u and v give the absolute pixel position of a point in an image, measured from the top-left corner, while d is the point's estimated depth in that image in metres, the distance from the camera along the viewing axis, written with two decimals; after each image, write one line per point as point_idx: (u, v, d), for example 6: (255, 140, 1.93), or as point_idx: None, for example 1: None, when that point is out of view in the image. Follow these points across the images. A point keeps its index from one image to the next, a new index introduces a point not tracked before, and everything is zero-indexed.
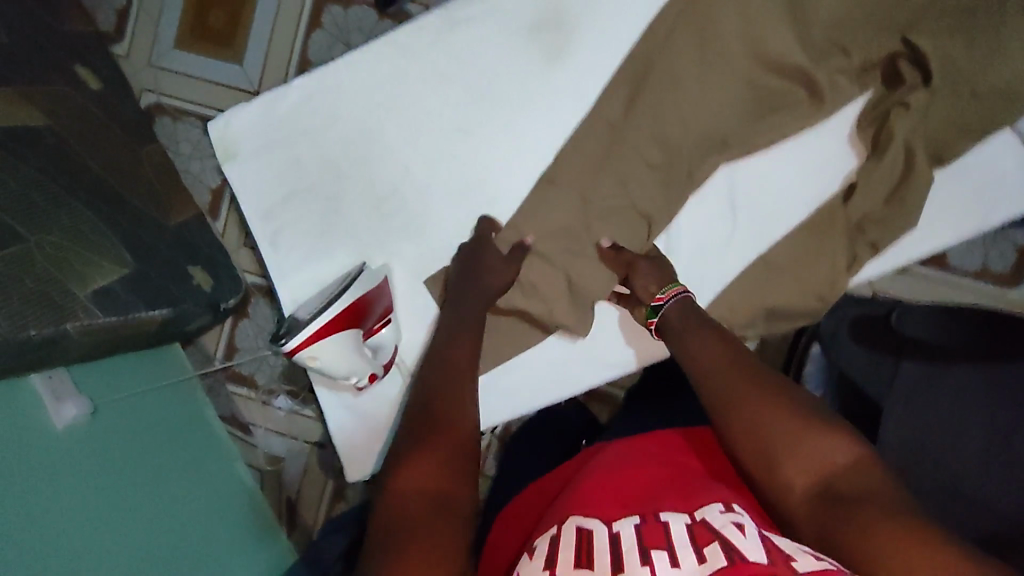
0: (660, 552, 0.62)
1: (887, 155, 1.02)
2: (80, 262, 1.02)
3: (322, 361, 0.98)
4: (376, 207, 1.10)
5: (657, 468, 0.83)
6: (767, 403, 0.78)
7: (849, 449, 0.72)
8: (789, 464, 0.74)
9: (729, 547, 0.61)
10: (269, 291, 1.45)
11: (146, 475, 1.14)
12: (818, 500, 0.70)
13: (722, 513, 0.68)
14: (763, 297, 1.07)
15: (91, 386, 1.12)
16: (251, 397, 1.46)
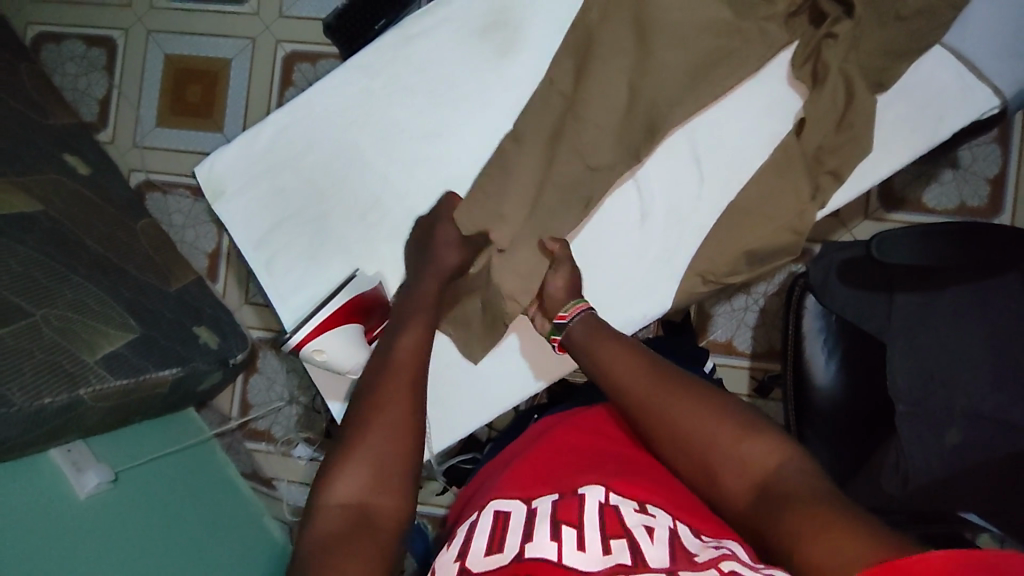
0: (569, 530, 0.53)
1: (832, 79, 0.83)
2: (88, 331, 1.05)
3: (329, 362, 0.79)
4: (373, 233, 0.85)
5: (609, 451, 0.69)
6: (687, 410, 0.66)
7: (773, 450, 0.61)
8: (725, 474, 0.62)
9: (633, 543, 0.51)
10: (275, 342, 1.47)
11: (173, 536, 1.12)
12: (748, 502, 0.59)
13: (637, 511, 0.56)
14: (729, 245, 0.85)
15: (111, 455, 1.13)
16: (270, 451, 1.48)
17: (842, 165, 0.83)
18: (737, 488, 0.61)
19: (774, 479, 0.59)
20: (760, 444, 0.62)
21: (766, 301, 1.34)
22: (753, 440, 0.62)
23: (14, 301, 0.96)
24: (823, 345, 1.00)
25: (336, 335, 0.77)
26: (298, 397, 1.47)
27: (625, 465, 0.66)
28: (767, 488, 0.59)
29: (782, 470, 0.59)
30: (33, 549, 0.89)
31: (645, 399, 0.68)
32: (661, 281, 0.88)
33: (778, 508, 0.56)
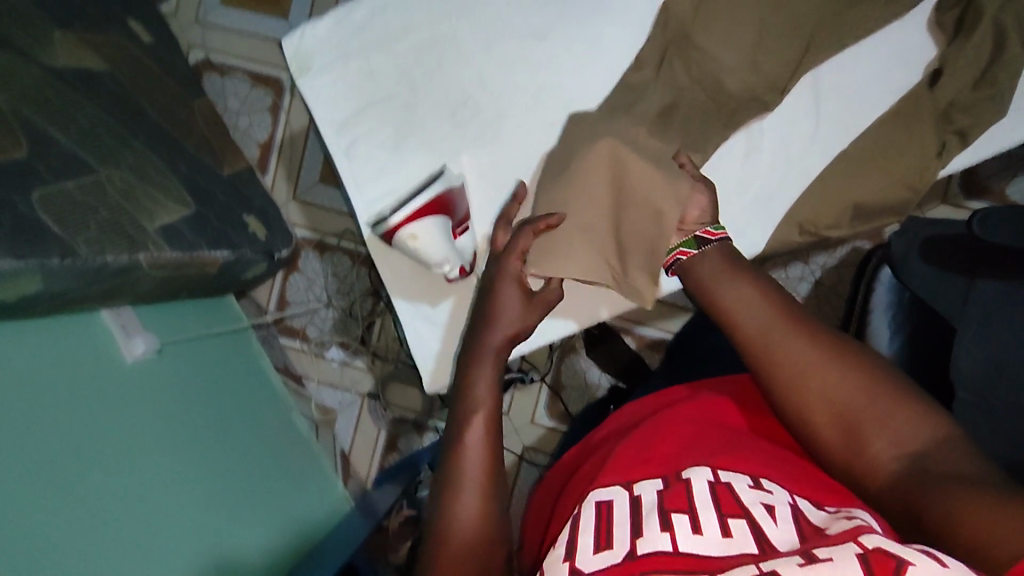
0: (681, 515, 0.50)
1: (977, 36, 0.77)
2: (146, 198, 1.04)
3: (419, 237, 0.74)
4: (462, 133, 0.82)
5: (726, 431, 0.64)
6: (826, 373, 0.59)
7: (933, 427, 0.54)
8: (872, 446, 0.56)
9: (754, 525, 0.49)
10: (319, 245, 1.46)
11: (211, 423, 1.13)
12: (897, 482, 0.54)
13: (752, 487, 0.54)
14: (840, 195, 0.80)
15: (156, 328, 1.13)
16: (303, 349, 1.48)
17: (975, 125, 0.77)
18: (885, 465, 0.55)
19: (933, 457, 0.53)
20: (918, 419, 0.55)
21: (823, 273, 1.31)
22: (910, 415, 0.55)
23: (79, 156, 0.95)
24: (890, 320, 0.93)
25: (431, 220, 0.74)
26: (336, 301, 1.45)
27: (737, 440, 0.62)
28: (925, 468, 0.53)
29: (942, 448, 0.53)
30: (83, 402, 0.90)
31: (784, 349, 0.61)
32: (755, 223, 0.83)
33: (937, 492, 0.51)
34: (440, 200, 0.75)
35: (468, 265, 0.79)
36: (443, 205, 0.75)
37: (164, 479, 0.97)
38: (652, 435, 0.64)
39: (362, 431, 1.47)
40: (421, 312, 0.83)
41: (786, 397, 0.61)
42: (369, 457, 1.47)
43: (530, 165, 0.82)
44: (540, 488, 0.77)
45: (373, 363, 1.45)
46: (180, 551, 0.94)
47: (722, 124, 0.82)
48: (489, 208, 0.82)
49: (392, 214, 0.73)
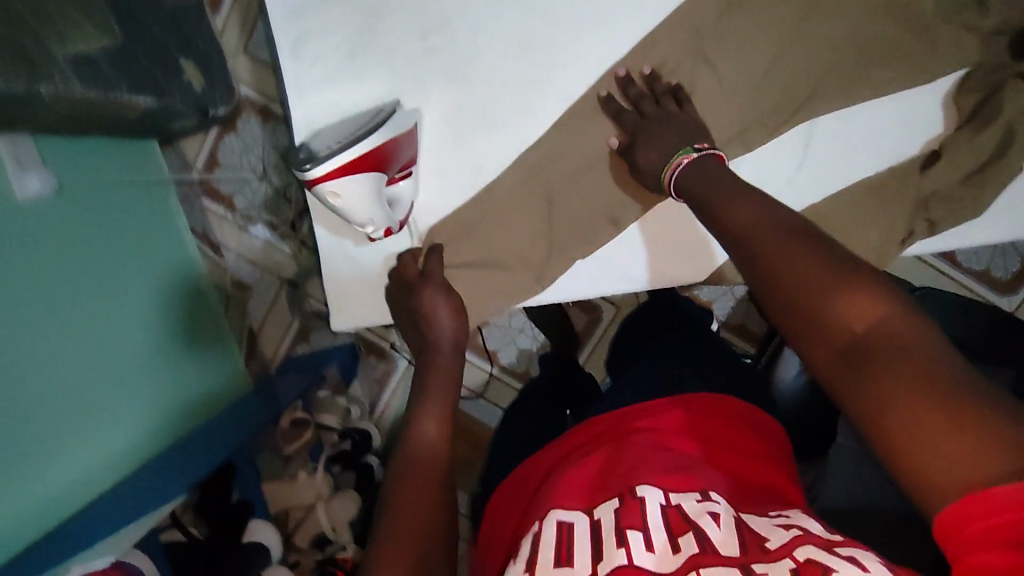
0: (635, 533, 0.51)
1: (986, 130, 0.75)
2: (61, 18, 0.88)
3: (347, 199, 0.68)
4: (434, 59, 0.74)
5: (678, 447, 0.64)
6: (795, 258, 0.54)
7: (888, 306, 0.49)
8: (815, 321, 0.52)
9: (701, 537, 0.50)
10: (264, 111, 1.32)
11: (107, 282, 1.06)
12: (836, 352, 0.50)
13: (699, 501, 0.54)
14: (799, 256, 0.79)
15: (59, 166, 1.01)
16: (226, 218, 1.38)
17: (945, 219, 0.77)
18: (824, 339, 0.51)
19: (877, 342, 0.48)
20: (875, 300, 0.50)
21: None
22: (868, 293, 0.50)
23: None
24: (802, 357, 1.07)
25: (360, 178, 0.67)
26: (271, 177, 1.34)
27: (695, 455, 0.64)
28: (862, 347, 0.48)
29: (887, 331, 0.48)
30: None
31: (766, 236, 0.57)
32: (701, 248, 0.80)
33: (876, 374, 0.47)
34: (380, 150, 0.68)
35: (396, 228, 0.76)
36: (379, 157, 0.68)
37: (51, 332, 0.92)
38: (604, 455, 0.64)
39: (274, 314, 1.43)
40: (342, 246, 0.79)
41: (754, 275, 0.57)
42: (279, 340, 1.44)
43: (494, 121, 0.76)
44: (494, 499, 0.73)
45: (298, 251, 1.37)
46: (53, 413, 0.90)
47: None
48: (441, 157, 0.77)
49: (314, 167, 0.65)
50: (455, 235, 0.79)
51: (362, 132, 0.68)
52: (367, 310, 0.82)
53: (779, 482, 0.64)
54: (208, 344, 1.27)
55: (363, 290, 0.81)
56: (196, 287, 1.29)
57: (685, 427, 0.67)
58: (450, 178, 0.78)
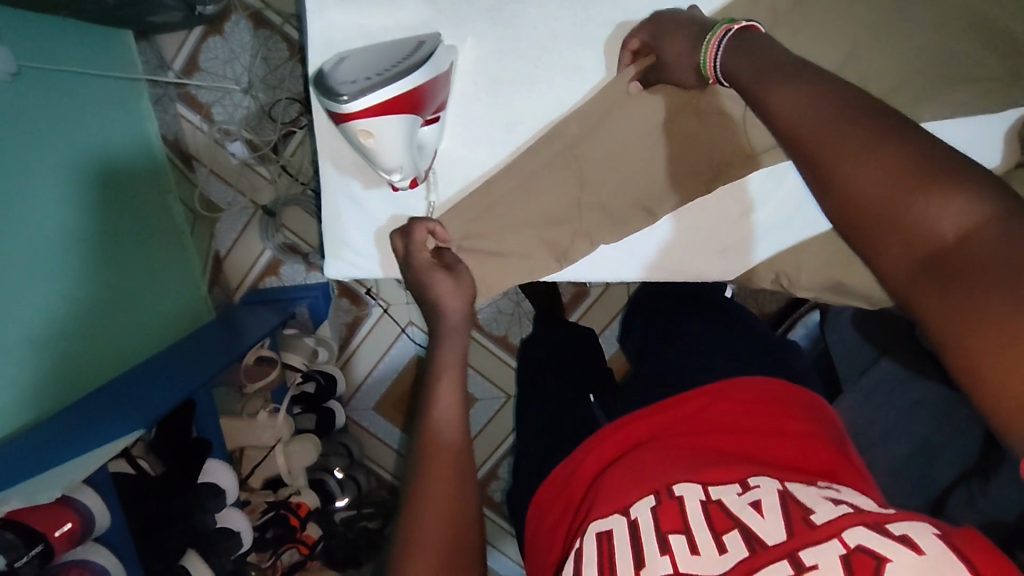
0: (678, 536, 0.49)
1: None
2: None
3: (378, 141, 0.68)
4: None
5: (710, 441, 0.60)
6: (856, 145, 0.42)
7: (974, 201, 0.37)
8: (879, 235, 0.40)
9: (747, 533, 0.47)
10: (257, 17, 1.18)
11: (62, 183, 0.94)
12: (915, 264, 0.39)
13: (741, 492, 0.51)
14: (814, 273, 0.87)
15: (15, 42, 0.87)
16: (201, 129, 1.26)
17: None
18: (894, 259, 0.40)
19: (960, 254, 0.37)
20: (957, 197, 0.38)
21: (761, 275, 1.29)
22: (947, 188, 0.38)
23: None
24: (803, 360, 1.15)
25: (398, 118, 0.67)
26: (256, 92, 1.23)
27: (736, 447, 0.59)
28: (943, 263, 0.37)
29: (976, 237, 0.37)
30: None
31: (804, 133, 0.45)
32: (728, 254, 0.86)
33: (963, 297, 0.36)
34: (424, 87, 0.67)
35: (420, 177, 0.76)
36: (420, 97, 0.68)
37: (8, 235, 0.82)
38: (632, 458, 0.60)
39: (246, 241, 1.34)
40: (350, 192, 0.80)
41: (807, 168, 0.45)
42: (248, 268, 1.36)
43: (532, 81, 0.78)
44: (539, 494, 0.70)
45: (278, 177, 1.28)
46: None
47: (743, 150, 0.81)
48: (473, 103, 0.79)
49: (356, 98, 0.64)
50: (489, 205, 0.82)
51: (401, 68, 0.66)
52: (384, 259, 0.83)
53: (832, 451, 0.59)
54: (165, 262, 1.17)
55: (367, 242, 0.82)
56: (162, 203, 1.18)
57: (729, 419, 0.63)
58: (475, 129, 0.80)
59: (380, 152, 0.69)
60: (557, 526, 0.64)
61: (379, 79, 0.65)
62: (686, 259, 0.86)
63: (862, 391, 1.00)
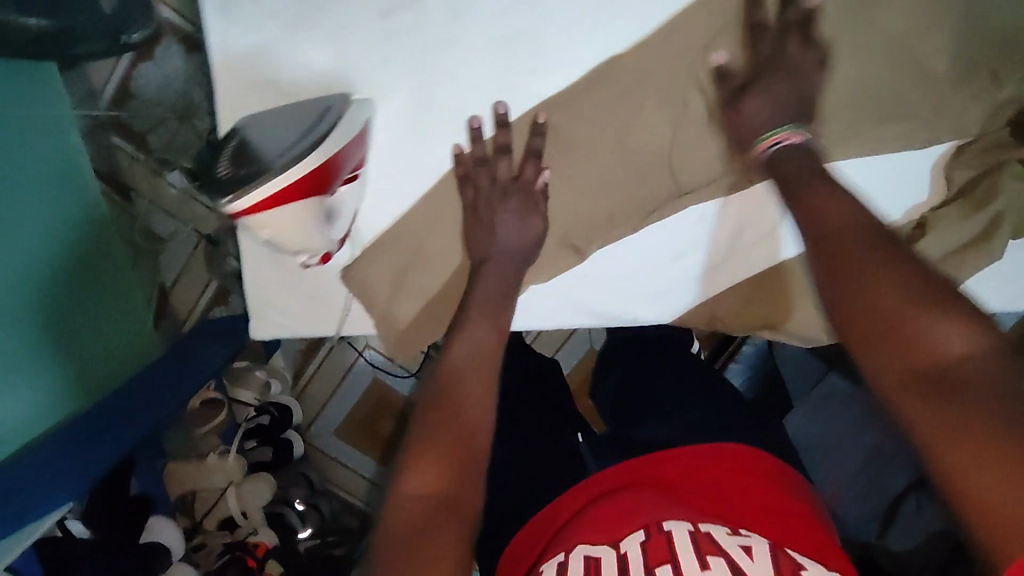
0: (663, 567, 0.55)
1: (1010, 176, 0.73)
2: None
3: (274, 230, 0.66)
4: (423, 40, 0.70)
5: (711, 496, 0.69)
6: (878, 266, 0.53)
7: (972, 333, 0.47)
8: (876, 341, 0.51)
9: (731, 561, 0.55)
10: (189, 41, 1.13)
11: None
12: (916, 375, 0.48)
13: (730, 534, 0.60)
14: (731, 313, 0.83)
15: None
16: (138, 159, 1.20)
17: None
18: (886, 359, 0.50)
19: (959, 372, 0.46)
20: (963, 329, 0.48)
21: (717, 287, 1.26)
22: (947, 315, 0.48)
23: None
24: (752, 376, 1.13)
25: (293, 207, 0.64)
26: (193, 118, 1.17)
27: (727, 504, 0.68)
28: (933, 377, 0.47)
29: (970, 358, 0.47)
30: None
31: (825, 227, 0.57)
32: (678, 295, 0.82)
33: (949, 402, 0.45)
34: (325, 169, 0.64)
35: (333, 249, 0.75)
36: (327, 178, 0.65)
37: None
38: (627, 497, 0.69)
39: (191, 272, 1.30)
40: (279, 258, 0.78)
41: (826, 295, 0.55)
42: (195, 296, 1.32)
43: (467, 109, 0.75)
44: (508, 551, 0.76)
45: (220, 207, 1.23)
46: None
47: (673, 189, 0.77)
48: (394, 154, 0.74)
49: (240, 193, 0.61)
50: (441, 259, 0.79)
51: (300, 148, 0.63)
52: (314, 314, 0.83)
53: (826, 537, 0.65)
54: (99, 307, 1.09)
55: (301, 301, 0.81)
56: (101, 238, 1.12)
57: (692, 479, 0.73)
58: (398, 177, 0.76)
59: (279, 237, 0.68)
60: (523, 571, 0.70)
61: (279, 159, 0.63)
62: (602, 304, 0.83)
63: (811, 401, 1.00)
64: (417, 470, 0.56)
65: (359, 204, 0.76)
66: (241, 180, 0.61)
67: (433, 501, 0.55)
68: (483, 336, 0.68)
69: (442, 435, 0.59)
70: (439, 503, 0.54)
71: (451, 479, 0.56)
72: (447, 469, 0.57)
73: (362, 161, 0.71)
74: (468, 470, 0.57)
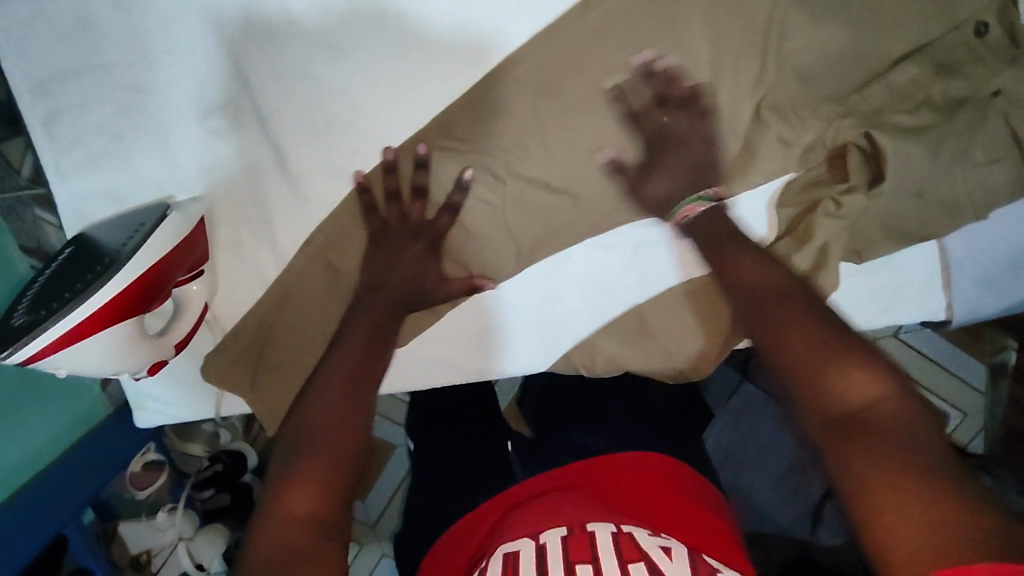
0: (585, 566, 0.40)
1: (864, 220, 0.62)
2: None
3: (73, 370, 0.50)
4: (215, 147, 0.59)
5: (644, 484, 0.52)
6: (757, 261, 0.52)
7: (879, 380, 0.42)
8: (805, 398, 0.43)
9: (655, 568, 0.40)
10: None
11: None
12: (833, 426, 0.41)
13: (653, 534, 0.44)
14: (615, 357, 0.68)
15: None
16: None
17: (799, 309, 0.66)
18: (810, 417, 0.43)
19: (873, 422, 0.40)
20: (865, 374, 0.42)
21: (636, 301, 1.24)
22: (854, 361, 0.43)
23: None
24: None
25: (105, 334, 0.50)
26: None
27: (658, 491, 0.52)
28: (862, 428, 0.40)
29: (881, 408, 0.41)
30: None
31: (751, 292, 0.50)
32: (534, 344, 0.69)
33: (874, 452, 0.39)
34: (164, 269, 0.53)
35: (168, 357, 0.58)
36: (154, 289, 0.52)
37: None
38: (561, 497, 0.50)
39: None
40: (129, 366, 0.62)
41: (752, 321, 0.48)
42: None
43: None
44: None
45: None
46: None
47: (512, 245, 0.64)
48: (238, 244, 0.62)
49: (19, 345, 0.46)
50: None
51: (105, 265, 0.50)
52: (191, 406, 0.68)
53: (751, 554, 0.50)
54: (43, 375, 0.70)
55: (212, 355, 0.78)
56: None
57: (635, 484, 0.52)
58: (248, 271, 0.63)
59: (85, 367, 0.52)
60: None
61: (70, 294, 0.48)
62: (461, 365, 0.69)
63: (732, 411, 0.89)
64: (292, 497, 0.44)
65: (213, 299, 0.63)
66: (25, 327, 0.47)
67: (313, 520, 0.43)
68: (379, 319, 0.56)
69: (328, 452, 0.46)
70: (319, 529, 0.42)
71: (331, 488, 0.45)
72: (323, 492, 0.44)
73: (201, 256, 0.58)
74: (343, 477, 0.46)
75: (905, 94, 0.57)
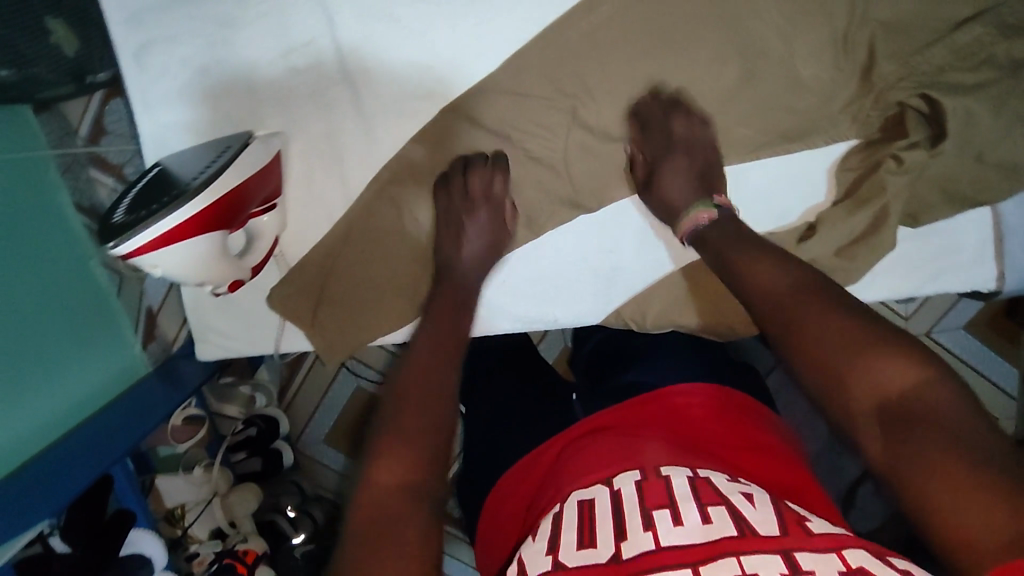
0: (662, 511, 0.39)
1: (924, 183, 0.62)
2: None
3: (167, 271, 0.53)
4: (292, 83, 0.61)
5: (720, 430, 0.51)
6: (759, 265, 0.49)
7: (911, 364, 0.39)
8: (839, 386, 0.41)
9: (737, 515, 0.38)
10: None
11: None
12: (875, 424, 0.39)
13: (731, 482, 0.43)
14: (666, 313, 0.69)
15: None
16: None
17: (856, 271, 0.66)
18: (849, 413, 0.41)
19: (917, 410, 0.38)
20: (896, 363, 0.40)
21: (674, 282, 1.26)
22: (883, 352, 0.40)
23: None
24: None
25: (185, 248, 0.53)
26: None
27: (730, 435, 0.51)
28: (905, 415, 0.38)
29: (921, 393, 0.38)
30: None
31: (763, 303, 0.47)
32: (589, 293, 0.70)
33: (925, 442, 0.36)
34: (242, 195, 0.55)
35: (245, 277, 0.61)
36: (232, 212, 0.55)
37: None
38: (630, 438, 0.49)
39: None
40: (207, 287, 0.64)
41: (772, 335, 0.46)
42: None
43: None
44: (482, 537, 0.55)
45: None
46: None
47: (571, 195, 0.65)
48: (310, 179, 0.64)
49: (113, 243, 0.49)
50: None
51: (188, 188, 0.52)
52: (252, 337, 0.70)
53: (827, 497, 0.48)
54: (97, 317, 0.71)
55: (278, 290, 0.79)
56: None
57: (700, 422, 0.52)
58: (318, 207, 0.65)
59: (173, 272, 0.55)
60: (512, 535, 0.51)
61: (150, 213, 0.50)
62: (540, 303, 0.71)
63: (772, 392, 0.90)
64: (383, 468, 0.44)
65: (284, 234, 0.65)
66: (126, 224, 0.50)
67: (407, 490, 0.43)
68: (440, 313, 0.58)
69: (418, 428, 0.46)
70: (409, 499, 0.42)
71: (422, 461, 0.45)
72: (413, 465, 0.44)
73: (274, 186, 0.60)
74: (434, 451, 0.46)
75: (964, 54, 0.58)
